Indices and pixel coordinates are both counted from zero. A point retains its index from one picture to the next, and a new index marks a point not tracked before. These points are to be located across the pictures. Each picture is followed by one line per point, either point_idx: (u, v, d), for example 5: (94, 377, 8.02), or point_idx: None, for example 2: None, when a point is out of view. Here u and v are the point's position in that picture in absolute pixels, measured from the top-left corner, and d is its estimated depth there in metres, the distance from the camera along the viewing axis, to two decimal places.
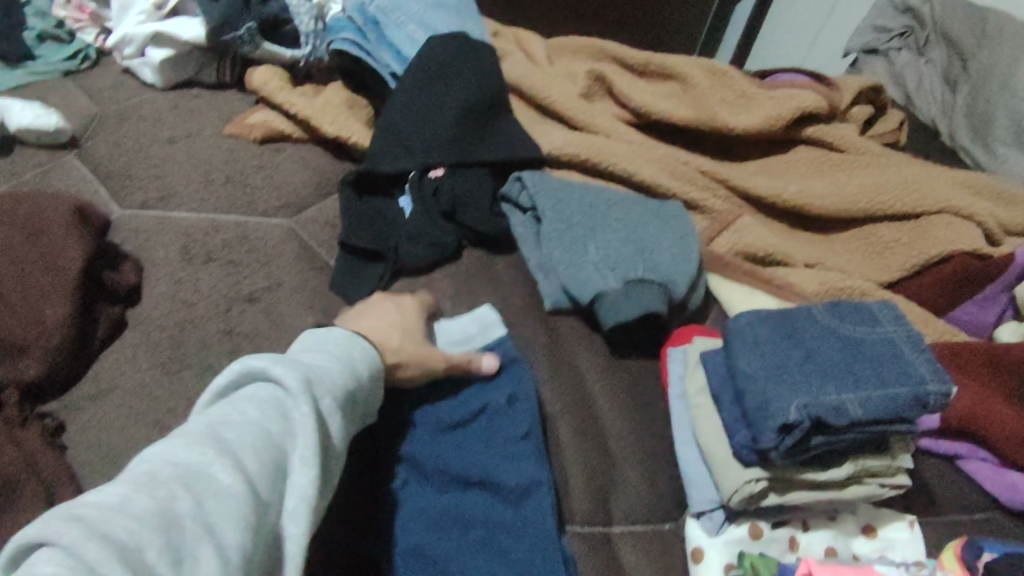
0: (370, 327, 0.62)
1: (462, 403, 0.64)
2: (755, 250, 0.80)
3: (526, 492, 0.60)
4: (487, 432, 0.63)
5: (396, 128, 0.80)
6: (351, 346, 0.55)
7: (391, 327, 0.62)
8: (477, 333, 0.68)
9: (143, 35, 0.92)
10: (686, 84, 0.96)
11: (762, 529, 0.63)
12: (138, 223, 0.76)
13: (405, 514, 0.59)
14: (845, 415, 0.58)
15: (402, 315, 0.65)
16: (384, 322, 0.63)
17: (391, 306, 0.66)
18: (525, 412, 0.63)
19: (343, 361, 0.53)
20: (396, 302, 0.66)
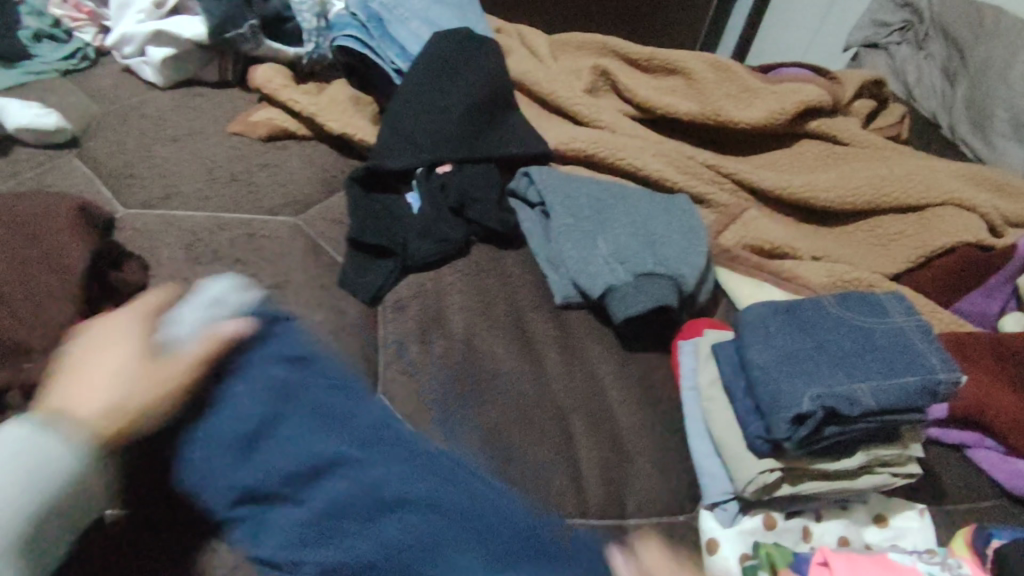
0: (76, 391, 0.52)
1: (235, 395, 0.57)
2: (764, 242, 0.82)
3: (374, 445, 0.58)
4: (243, 423, 0.56)
5: (404, 125, 0.80)
6: (36, 441, 0.46)
7: (100, 377, 0.52)
8: (216, 310, 0.62)
9: (143, 34, 0.91)
10: (690, 80, 0.98)
11: (775, 519, 0.63)
12: (143, 221, 0.75)
13: (270, 546, 0.52)
14: (858, 405, 0.58)
15: (134, 346, 0.55)
16: (95, 365, 0.53)
17: (99, 331, 0.56)
18: (256, 386, 0.58)
19: (31, 479, 0.44)
20: (114, 320, 0.58)
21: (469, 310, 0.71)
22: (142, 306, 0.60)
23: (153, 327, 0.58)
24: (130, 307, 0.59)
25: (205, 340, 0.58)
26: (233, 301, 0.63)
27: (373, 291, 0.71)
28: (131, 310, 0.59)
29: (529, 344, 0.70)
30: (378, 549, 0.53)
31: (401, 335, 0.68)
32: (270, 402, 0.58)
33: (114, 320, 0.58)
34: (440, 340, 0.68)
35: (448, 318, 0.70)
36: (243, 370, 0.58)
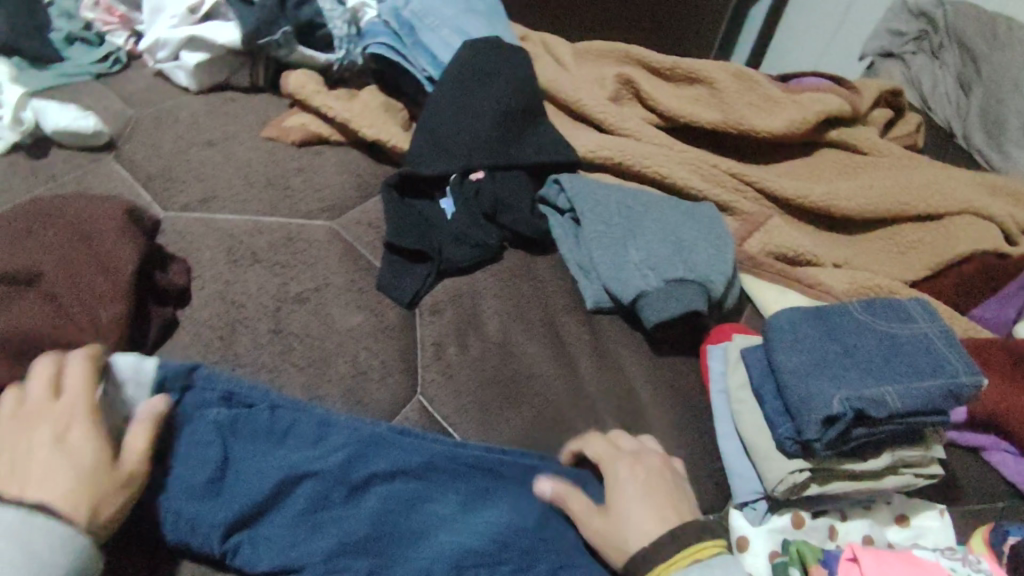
0: (31, 486, 0.49)
1: (188, 438, 0.59)
2: (787, 249, 0.84)
3: (321, 442, 0.61)
4: (202, 456, 0.58)
5: (439, 131, 0.83)
6: (35, 524, 0.47)
7: (57, 470, 0.50)
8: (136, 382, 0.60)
9: (177, 40, 0.92)
10: (713, 89, 1.00)
11: (803, 518, 0.65)
12: (183, 225, 0.77)
13: (274, 555, 0.56)
14: (885, 407, 0.59)
15: (74, 433, 0.53)
16: (44, 464, 0.50)
17: (24, 429, 0.52)
18: (204, 421, 0.60)
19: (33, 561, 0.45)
20: (36, 412, 0.53)
21: (505, 315, 0.74)
22: (53, 398, 0.54)
23: (80, 415, 0.54)
24: (40, 397, 0.54)
25: (140, 428, 0.55)
26: (153, 372, 0.61)
27: (411, 294, 0.73)
28: (52, 393, 0.54)
29: (562, 349, 0.72)
30: (358, 532, 0.57)
31: (439, 337, 0.71)
32: (223, 428, 0.60)
33: (32, 416, 0.53)
34: (477, 343, 0.71)
35: (485, 322, 0.73)
36: (186, 419, 0.60)
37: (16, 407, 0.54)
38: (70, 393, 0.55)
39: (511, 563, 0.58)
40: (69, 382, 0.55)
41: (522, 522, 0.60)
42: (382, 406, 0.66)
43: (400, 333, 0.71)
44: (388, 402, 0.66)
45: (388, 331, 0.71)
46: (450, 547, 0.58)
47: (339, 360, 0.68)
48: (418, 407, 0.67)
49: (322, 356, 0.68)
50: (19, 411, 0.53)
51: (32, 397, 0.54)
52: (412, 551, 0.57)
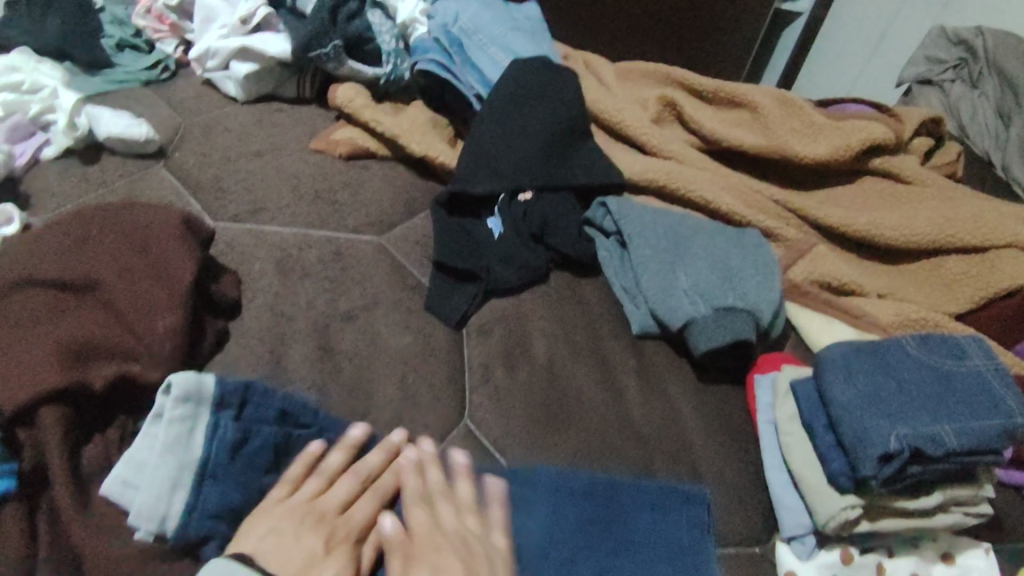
0: (273, 557, 0.51)
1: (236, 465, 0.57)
2: (832, 279, 0.84)
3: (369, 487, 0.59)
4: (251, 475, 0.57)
5: (487, 150, 0.83)
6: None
7: (304, 561, 0.51)
8: (191, 405, 0.57)
9: (228, 49, 0.93)
10: (756, 113, 1.00)
11: (852, 555, 0.64)
12: (234, 236, 0.77)
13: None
14: (942, 446, 0.59)
15: (327, 572, 0.52)
16: (289, 552, 0.52)
17: (296, 523, 0.54)
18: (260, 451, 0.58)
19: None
20: (273, 505, 0.56)
21: (551, 337, 0.74)
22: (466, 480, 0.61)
23: (325, 529, 0.54)
24: (292, 500, 0.56)
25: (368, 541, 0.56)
26: (211, 389, 0.58)
27: (459, 315, 0.73)
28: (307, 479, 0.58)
29: (609, 374, 0.72)
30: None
31: (486, 358, 0.71)
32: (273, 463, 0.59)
33: (288, 512, 0.55)
34: (524, 364, 0.71)
35: (532, 343, 0.73)
36: (246, 434, 0.58)
37: (282, 515, 0.55)
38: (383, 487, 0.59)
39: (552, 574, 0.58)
40: (326, 499, 0.57)
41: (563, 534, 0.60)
42: (432, 424, 0.66)
43: (448, 352, 0.71)
44: (436, 422, 0.66)
45: (436, 350, 0.71)
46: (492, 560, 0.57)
47: (388, 377, 0.68)
48: (464, 432, 0.67)
49: (372, 372, 0.68)
50: (320, 513, 0.55)
51: (359, 473, 0.59)
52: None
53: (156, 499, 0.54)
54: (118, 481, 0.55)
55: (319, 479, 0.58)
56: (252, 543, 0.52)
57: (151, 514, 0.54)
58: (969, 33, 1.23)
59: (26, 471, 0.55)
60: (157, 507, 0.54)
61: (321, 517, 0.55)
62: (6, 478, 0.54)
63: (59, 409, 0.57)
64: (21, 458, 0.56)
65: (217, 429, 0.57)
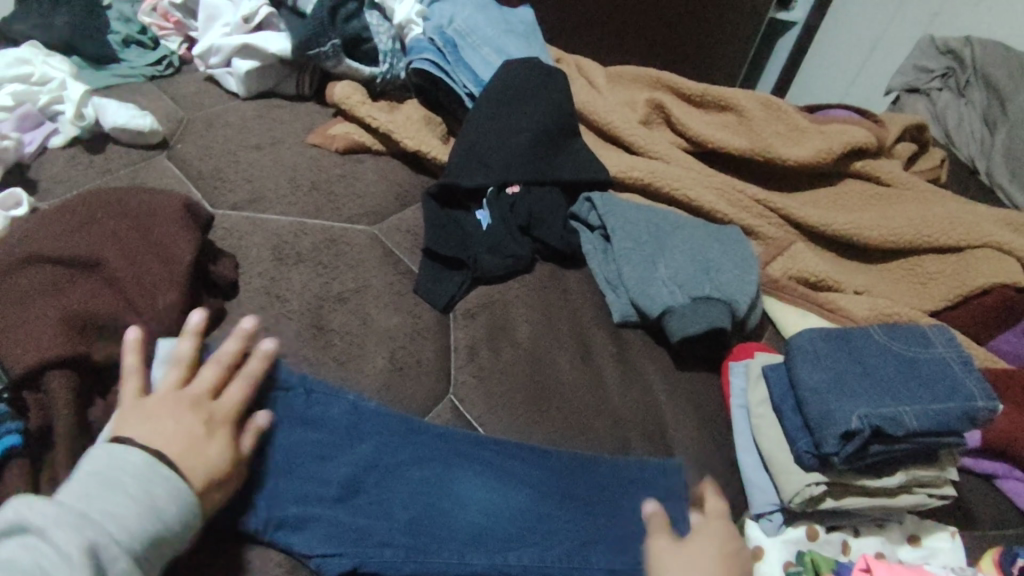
0: (152, 437, 0.53)
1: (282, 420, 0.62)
2: (809, 274, 0.87)
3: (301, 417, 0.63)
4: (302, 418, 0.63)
5: (476, 145, 0.86)
6: (157, 471, 0.50)
7: (188, 442, 0.53)
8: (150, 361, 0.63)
9: (230, 46, 0.96)
10: (741, 116, 1.03)
11: (817, 531, 0.67)
12: (233, 222, 0.80)
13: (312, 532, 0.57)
14: (901, 425, 0.62)
15: (210, 452, 0.54)
16: (171, 437, 0.53)
17: (173, 409, 0.55)
18: (325, 402, 0.64)
19: (149, 506, 0.48)
20: (140, 399, 0.56)
21: (535, 324, 0.76)
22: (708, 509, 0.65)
23: (201, 414, 0.56)
24: (160, 391, 0.57)
25: (243, 434, 0.58)
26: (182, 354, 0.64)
27: (447, 299, 0.76)
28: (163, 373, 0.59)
29: (590, 359, 0.75)
30: (419, 516, 0.60)
31: (471, 341, 0.74)
32: (327, 415, 0.64)
33: (161, 400, 0.56)
34: (507, 347, 0.74)
35: (516, 328, 0.76)
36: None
37: (159, 403, 0.55)
38: (250, 372, 0.61)
39: (529, 543, 0.61)
40: (194, 386, 0.58)
41: (528, 508, 0.62)
42: (417, 401, 0.69)
43: (436, 335, 0.74)
44: (420, 399, 0.69)
45: (423, 333, 0.74)
46: (473, 524, 0.61)
47: (376, 356, 0.71)
48: (449, 406, 0.69)
49: (360, 351, 0.70)
50: (195, 400, 0.57)
51: (221, 359, 0.60)
52: (456, 527, 0.60)
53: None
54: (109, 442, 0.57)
55: (179, 370, 0.59)
56: (131, 429, 0.53)
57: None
58: (957, 43, 1.27)
59: (31, 431, 0.58)
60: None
61: (200, 403, 0.57)
62: (13, 435, 0.57)
63: (64, 373, 0.60)
64: (27, 418, 0.59)
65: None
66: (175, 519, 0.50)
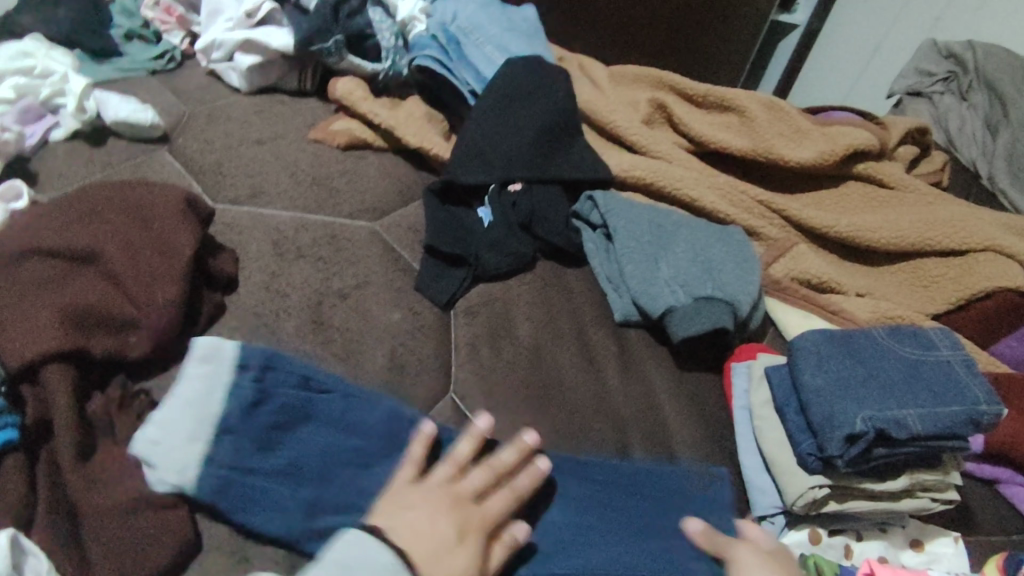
0: (401, 533, 0.54)
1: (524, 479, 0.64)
2: (810, 275, 0.87)
3: (341, 424, 0.63)
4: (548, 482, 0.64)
5: (479, 143, 0.85)
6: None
7: (434, 546, 0.54)
8: (212, 364, 0.61)
9: (233, 41, 0.96)
10: (744, 117, 1.03)
11: (820, 535, 0.67)
12: (234, 217, 0.80)
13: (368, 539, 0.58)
14: (906, 429, 0.61)
15: (457, 563, 0.54)
16: (421, 538, 0.54)
17: (436, 507, 0.56)
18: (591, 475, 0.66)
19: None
20: (412, 487, 0.58)
21: (536, 322, 0.76)
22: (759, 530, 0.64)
23: (460, 517, 0.56)
24: (430, 485, 0.58)
25: (495, 548, 0.57)
26: (232, 352, 0.62)
27: (448, 296, 0.76)
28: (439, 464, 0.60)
29: (591, 359, 0.75)
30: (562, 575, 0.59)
31: (472, 339, 0.74)
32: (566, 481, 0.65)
33: (430, 495, 0.57)
34: (509, 346, 0.74)
35: (517, 327, 0.75)
36: (262, 397, 0.61)
37: (428, 508, 0.56)
38: (516, 486, 0.60)
39: None
40: (464, 486, 0.59)
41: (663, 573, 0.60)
42: (418, 399, 0.68)
43: (436, 332, 0.74)
44: (421, 397, 0.69)
45: (424, 330, 0.73)
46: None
47: (376, 354, 0.70)
48: (450, 404, 0.69)
49: (361, 348, 0.70)
50: (455, 501, 0.57)
51: (491, 465, 0.61)
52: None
53: (179, 451, 0.57)
54: (149, 442, 0.57)
55: (452, 467, 0.60)
56: (389, 518, 0.55)
57: (175, 467, 0.57)
58: (958, 47, 1.27)
59: (27, 424, 0.57)
60: (181, 458, 0.57)
61: (461, 507, 0.57)
62: (9, 429, 0.56)
63: (62, 367, 0.60)
64: (24, 412, 0.58)
65: (238, 389, 0.60)
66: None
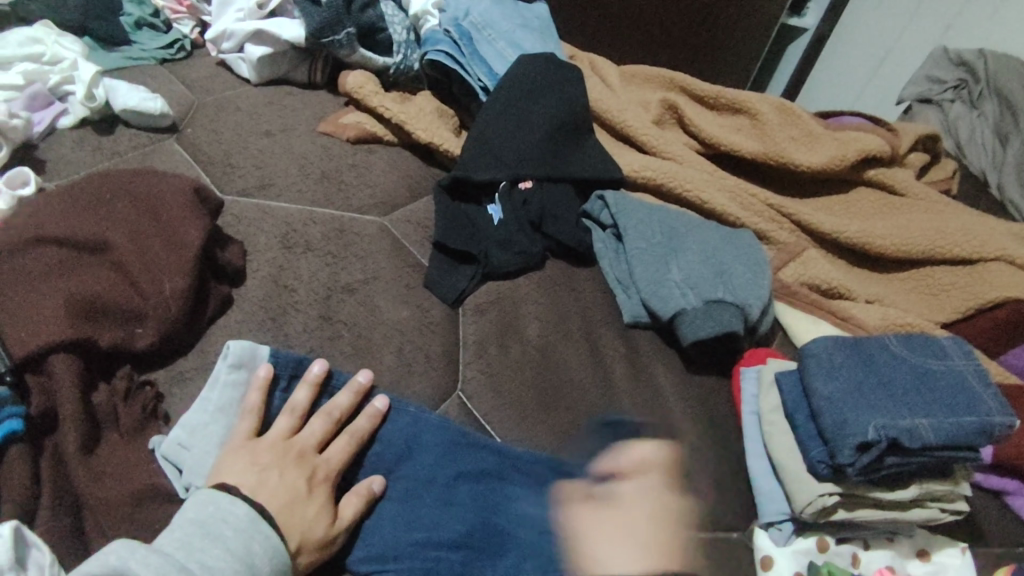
0: (253, 486, 0.54)
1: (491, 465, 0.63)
2: (821, 282, 0.86)
3: None
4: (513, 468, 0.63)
5: (489, 140, 0.85)
6: (255, 530, 0.50)
7: (289, 495, 0.54)
8: (242, 372, 0.61)
9: (244, 31, 0.95)
10: (756, 120, 1.02)
11: (827, 542, 0.67)
12: (242, 208, 0.79)
13: (380, 543, 0.57)
14: (918, 438, 0.61)
15: (308, 512, 0.54)
16: (271, 491, 0.54)
17: (275, 462, 0.56)
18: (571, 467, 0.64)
19: (245, 560, 0.49)
20: (249, 445, 0.57)
21: (545, 321, 0.76)
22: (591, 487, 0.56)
23: (306, 471, 0.56)
24: (271, 437, 0.58)
25: (351, 499, 0.58)
26: (266, 359, 0.62)
27: (457, 293, 0.75)
28: (281, 418, 0.60)
29: (600, 360, 0.74)
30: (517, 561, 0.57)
31: (480, 337, 0.73)
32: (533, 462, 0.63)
33: (267, 447, 0.57)
34: (517, 345, 0.73)
35: (526, 326, 0.75)
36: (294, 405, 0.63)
37: (286, 450, 0.57)
38: (356, 429, 0.61)
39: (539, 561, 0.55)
40: (302, 437, 0.59)
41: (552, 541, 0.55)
42: (425, 396, 0.68)
43: (444, 329, 0.73)
44: (428, 394, 0.68)
45: (432, 326, 0.73)
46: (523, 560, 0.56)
47: (384, 350, 0.70)
48: (457, 403, 0.69)
49: (370, 343, 0.70)
50: (301, 452, 0.58)
51: (331, 413, 0.61)
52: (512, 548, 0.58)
53: (206, 456, 0.57)
54: (177, 444, 0.58)
55: (290, 417, 0.60)
56: (236, 476, 0.54)
57: (202, 470, 0.56)
58: (970, 54, 1.27)
59: (32, 415, 0.57)
60: (209, 466, 0.57)
61: (293, 460, 0.57)
62: (14, 420, 0.55)
63: (69, 358, 0.59)
64: (30, 403, 0.57)
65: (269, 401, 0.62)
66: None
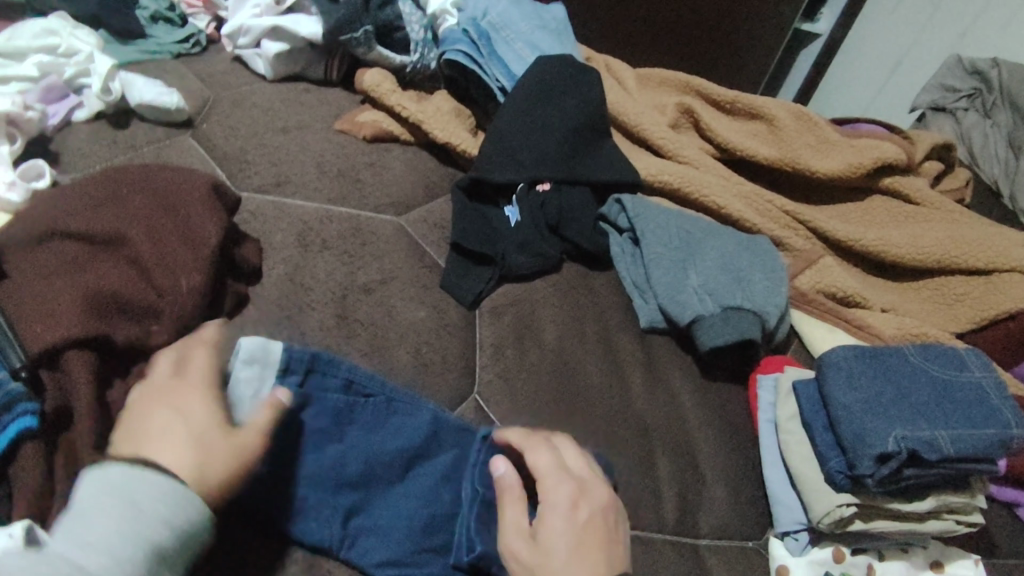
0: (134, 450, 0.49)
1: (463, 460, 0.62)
2: (838, 289, 0.86)
3: (383, 425, 0.62)
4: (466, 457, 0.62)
5: (506, 143, 0.84)
6: (138, 480, 0.46)
7: (170, 438, 0.50)
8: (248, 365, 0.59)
9: (260, 27, 0.95)
10: (772, 126, 1.02)
11: (844, 553, 0.66)
12: (258, 206, 0.79)
13: (396, 545, 0.57)
14: (937, 450, 0.61)
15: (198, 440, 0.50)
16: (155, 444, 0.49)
17: (147, 420, 0.51)
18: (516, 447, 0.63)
19: (135, 515, 0.45)
20: (128, 421, 0.53)
21: (561, 325, 0.75)
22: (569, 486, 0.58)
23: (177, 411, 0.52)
24: (136, 405, 0.53)
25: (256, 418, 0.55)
26: (279, 355, 0.61)
27: (475, 294, 0.75)
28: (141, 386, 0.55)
29: (617, 365, 0.74)
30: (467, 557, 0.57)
31: (497, 339, 0.73)
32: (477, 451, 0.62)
33: (140, 413, 0.53)
34: (534, 348, 0.73)
35: (542, 329, 0.75)
36: (305, 401, 0.61)
37: (182, 379, 0.55)
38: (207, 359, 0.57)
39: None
40: (161, 386, 0.54)
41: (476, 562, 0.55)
42: (441, 398, 0.68)
43: (461, 331, 0.73)
44: (445, 396, 0.68)
45: (448, 328, 0.73)
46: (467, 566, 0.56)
47: (401, 349, 0.69)
48: (474, 405, 0.68)
49: (387, 343, 0.69)
50: (164, 395, 0.53)
51: (182, 358, 0.57)
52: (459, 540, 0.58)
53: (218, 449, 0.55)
54: None
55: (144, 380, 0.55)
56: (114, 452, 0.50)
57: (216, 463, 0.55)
58: (984, 64, 1.26)
59: (47, 413, 0.56)
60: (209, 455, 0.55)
61: (165, 409, 0.52)
62: (29, 417, 0.54)
63: (84, 355, 0.59)
64: (44, 399, 0.56)
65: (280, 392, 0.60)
66: (165, 521, 0.45)
